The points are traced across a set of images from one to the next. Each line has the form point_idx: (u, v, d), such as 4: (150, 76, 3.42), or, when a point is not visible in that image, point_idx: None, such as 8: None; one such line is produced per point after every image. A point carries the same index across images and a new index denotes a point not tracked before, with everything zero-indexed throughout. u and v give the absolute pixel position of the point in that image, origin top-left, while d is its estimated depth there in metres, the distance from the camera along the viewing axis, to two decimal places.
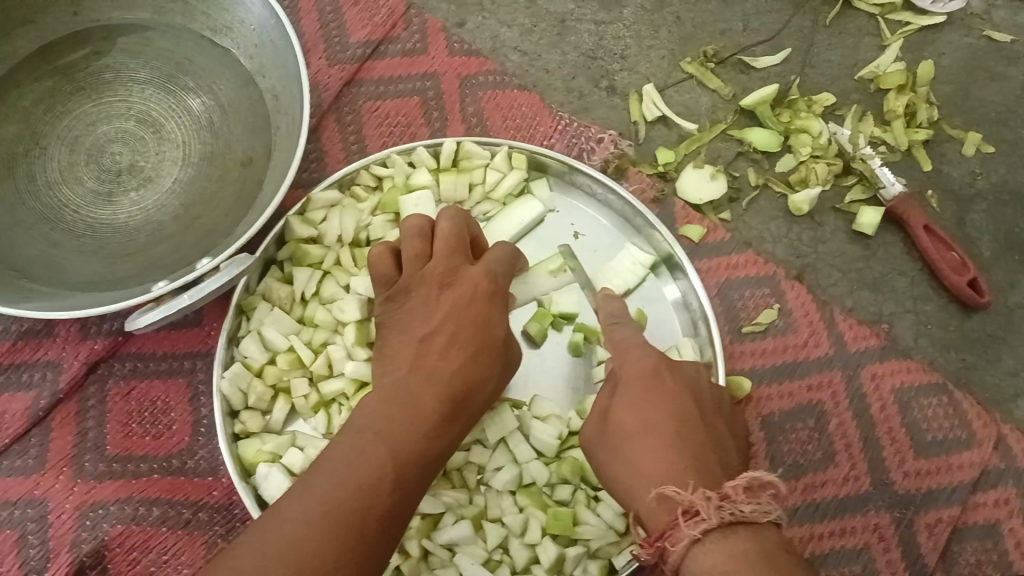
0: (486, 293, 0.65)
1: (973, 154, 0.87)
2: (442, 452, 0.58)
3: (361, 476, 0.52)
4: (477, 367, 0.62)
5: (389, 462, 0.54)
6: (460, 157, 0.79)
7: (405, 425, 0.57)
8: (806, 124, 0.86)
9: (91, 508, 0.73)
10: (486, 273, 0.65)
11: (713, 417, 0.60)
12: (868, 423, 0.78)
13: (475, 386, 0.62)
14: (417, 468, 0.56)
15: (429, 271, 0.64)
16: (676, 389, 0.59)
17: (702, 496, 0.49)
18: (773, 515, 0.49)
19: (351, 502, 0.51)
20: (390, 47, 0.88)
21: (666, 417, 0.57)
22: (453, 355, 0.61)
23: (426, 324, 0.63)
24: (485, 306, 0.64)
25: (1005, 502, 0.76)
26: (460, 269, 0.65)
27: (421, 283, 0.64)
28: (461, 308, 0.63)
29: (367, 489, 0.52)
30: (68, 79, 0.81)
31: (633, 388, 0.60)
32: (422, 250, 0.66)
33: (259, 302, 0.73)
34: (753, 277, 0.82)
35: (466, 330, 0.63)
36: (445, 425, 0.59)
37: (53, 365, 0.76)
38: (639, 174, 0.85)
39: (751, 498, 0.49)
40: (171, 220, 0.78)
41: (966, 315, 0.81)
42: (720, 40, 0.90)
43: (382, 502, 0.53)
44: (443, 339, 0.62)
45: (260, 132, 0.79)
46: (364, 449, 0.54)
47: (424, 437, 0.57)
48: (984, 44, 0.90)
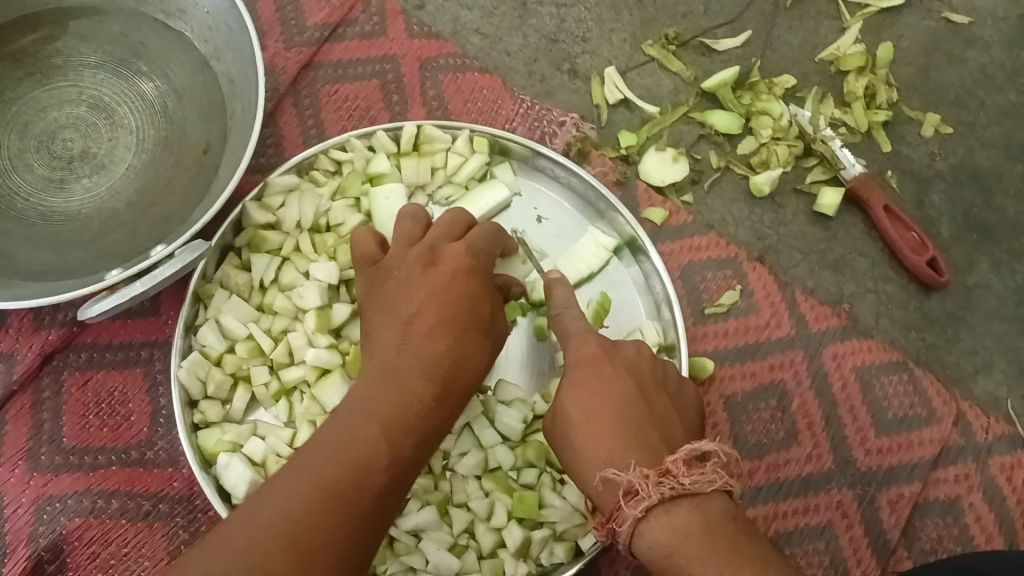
0: (470, 272, 0.61)
1: (931, 135, 0.87)
2: (435, 429, 0.57)
3: (351, 454, 0.51)
4: (468, 345, 0.60)
5: (380, 441, 0.53)
6: (421, 141, 0.79)
7: (396, 404, 0.55)
8: (766, 107, 0.86)
9: (48, 501, 0.72)
10: (470, 251, 0.62)
11: (655, 389, 0.58)
12: (830, 402, 0.79)
13: (467, 362, 0.60)
14: (409, 445, 0.54)
15: (411, 252, 0.62)
16: (615, 367, 0.58)
17: (640, 475, 0.49)
18: (720, 482, 0.49)
19: (343, 482, 0.50)
20: (349, 31, 0.87)
21: (605, 398, 0.55)
22: (442, 335, 0.59)
23: (410, 303, 0.60)
24: (472, 282, 0.61)
25: (964, 477, 0.78)
26: (443, 248, 0.62)
27: (401, 264, 0.62)
28: (447, 286, 0.60)
29: (358, 469, 0.51)
30: (16, 64, 0.79)
31: (573, 375, 0.59)
32: (417, 236, 0.64)
33: (217, 289, 0.72)
34: (715, 259, 0.82)
35: (453, 305, 0.60)
36: (437, 404, 0.57)
37: (6, 358, 0.74)
38: (602, 158, 0.85)
39: (694, 469, 0.49)
40: (125, 208, 0.76)
41: (925, 294, 0.82)
42: (682, 23, 0.90)
43: (376, 479, 0.52)
44: (430, 316, 0.59)
45: (216, 118, 0.77)
46: (354, 431, 0.53)
47: (416, 416, 0.55)
48: (943, 27, 0.91)
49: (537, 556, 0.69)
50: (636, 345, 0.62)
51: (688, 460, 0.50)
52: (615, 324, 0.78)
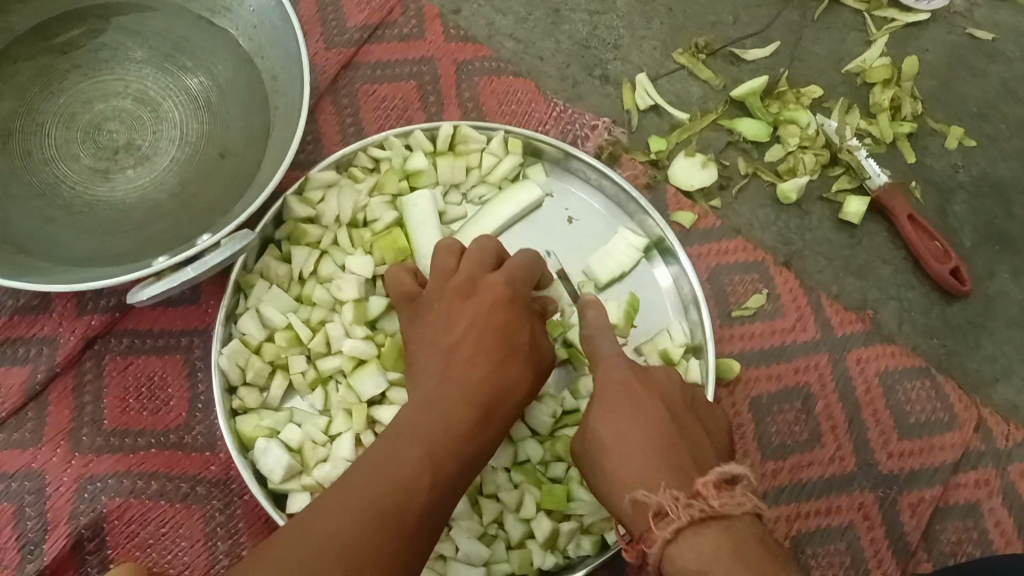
0: (506, 299, 0.65)
1: (955, 147, 0.89)
2: (475, 455, 0.58)
3: (397, 471, 0.53)
4: (506, 373, 0.62)
5: (424, 460, 0.54)
6: (457, 141, 0.80)
7: (439, 426, 0.57)
8: (794, 116, 0.88)
9: (89, 480, 0.73)
10: (506, 279, 0.65)
11: (685, 412, 0.60)
12: (854, 405, 0.80)
13: (505, 390, 0.62)
14: (450, 466, 0.55)
15: (448, 285, 0.66)
16: (645, 388, 0.59)
17: (670, 497, 0.49)
18: (748, 504, 0.49)
19: (390, 495, 0.52)
20: (387, 32, 0.89)
21: (636, 422, 0.56)
22: (480, 362, 0.61)
23: (449, 335, 0.63)
24: (507, 311, 0.64)
25: (984, 482, 0.79)
26: (478, 278, 0.66)
27: (440, 299, 0.65)
28: (484, 315, 0.64)
29: (405, 483, 0.53)
30: (65, 57, 0.81)
31: (605, 396, 0.60)
32: (451, 268, 0.67)
33: (258, 279, 0.74)
34: (742, 263, 0.84)
35: (491, 334, 0.63)
36: (478, 428, 0.59)
37: (50, 341, 0.76)
38: (633, 161, 0.87)
39: (724, 492, 0.49)
40: (167, 198, 0.78)
41: (947, 303, 0.84)
42: (711, 32, 0.92)
43: (422, 496, 0.53)
44: (469, 345, 0.62)
45: (258, 113, 0.79)
46: (400, 451, 0.55)
47: (458, 440, 0.57)
48: (966, 41, 0.93)
49: (564, 548, 0.70)
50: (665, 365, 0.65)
51: (717, 483, 0.49)
52: (643, 324, 0.79)
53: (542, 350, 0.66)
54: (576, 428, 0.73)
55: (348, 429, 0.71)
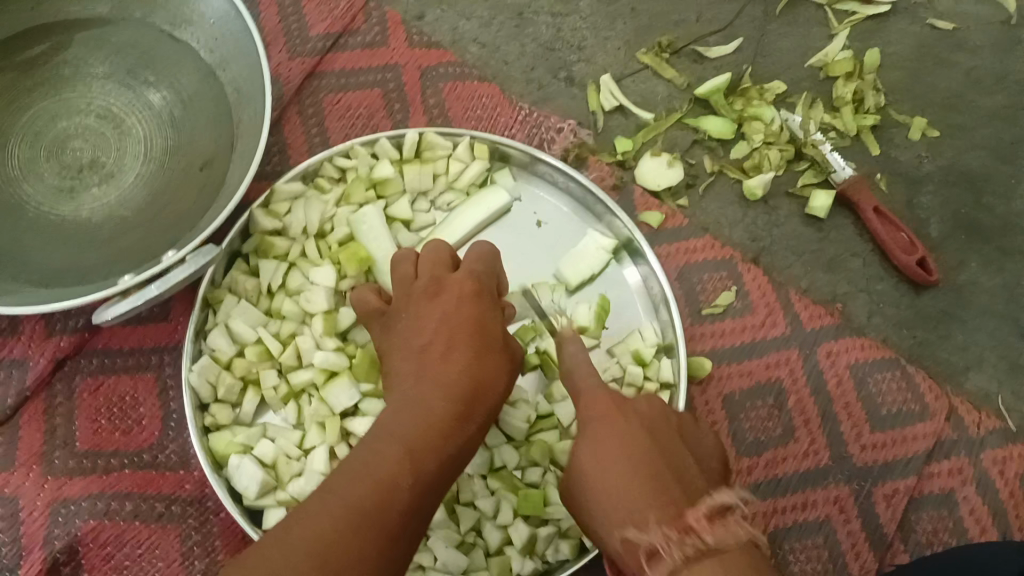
0: (474, 292, 0.64)
1: (919, 138, 0.90)
2: (456, 452, 0.57)
3: (377, 472, 0.52)
4: (483, 367, 0.61)
5: (404, 460, 0.53)
6: (423, 148, 0.80)
7: (417, 425, 0.56)
8: (759, 112, 0.88)
9: (62, 504, 0.73)
10: (469, 275, 0.66)
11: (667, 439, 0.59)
12: (826, 399, 0.81)
13: (483, 384, 0.61)
14: (431, 465, 0.54)
15: (415, 289, 0.66)
16: (629, 419, 0.59)
17: (662, 535, 0.48)
18: (737, 538, 0.49)
19: (371, 499, 0.50)
20: (350, 41, 0.89)
21: (627, 455, 0.55)
22: (455, 356, 0.61)
23: (421, 334, 0.62)
24: (478, 305, 0.64)
25: (957, 471, 0.80)
26: (444, 276, 0.65)
27: (410, 301, 0.65)
28: (455, 311, 0.63)
29: (384, 485, 0.51)
30: (25, 74, 0.80)
31: (587, 428, 0.59)
32: (412, 276, 0.67)
33: (226, 295, 0.74)
34: (712, 261, 0.84)
35: (463, 329, 0.62)
36: (458, 425, 0.58)
37: (19, 363, 0.75)
38: (600, 162, 0.87)
39: (712, 525, 0.49)
40: (134, 215, 0.78)
41: (916, 293, 0.85)
42: (675, 31, 0.92)
43: (404, 496, 0.52)
44: (442, 341, 0.61)
45: (222, 126, 0.79)
46: (379, 450, 0.54)
47: (438, 437, 0.56)
48: (928, 33, 0.94)
49: (542, 553, 0.70)
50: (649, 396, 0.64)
51: (707, 517, 0.49)
52: (615, 325, 0.80)
53: (513, 347, 0.66)
54: (551, 432, 0.74)
55: (322, 441, 0.70)
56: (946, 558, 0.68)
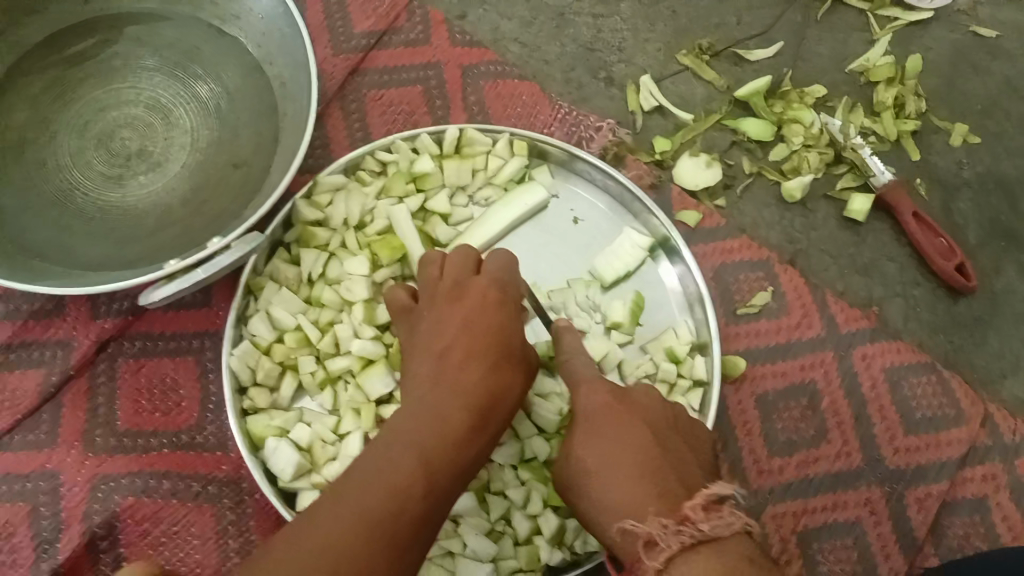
0: (495, 300, 0.66)
1: (960, 144, 0.89)
2: (468, 465, 0.58)
3: (389, 480, 0.53)
4: (499, 377, 0.62)
5: (418, 469, 0.54)
6: (463, 143, 0.81)
7: (432, 434, 0.57)
8: (798, 115, 0.88)
9: (103, 481, 0.75)
10: (492, 282, 0.67)
11: (669, 433, 0.59)
12: (860, 401, 0.81)
13: (500, 394, 0.62)
14: (444, 476, 0.55)
15: (436, 292, 0.67)
16: (630, 415, 0.59)
17: (658, 524, 0.48)
18: (738, 525, 0.48)
19: (386, 504, 0.52)
20: (393, 38, 0.90)
21: (621, 450, 0.56)
22: (472, 364, 0.61)
23: (440, 338, 0.63)
24: (497, 313, 0.65)
25: (991, 477, 0.79)
26: (465, 283, 0.66)
27: (434, 303, 0.67)
28: (474, 316, 0.64)
29: (397, 492, 0.53)
30: (78, 66, 0.82)
31: (587, 422, 0.60)
32: (438, 276, 0.68)
33: (268, 282, 0.75)
34: (748, 261, 0.84)
35: (482, 337, 0.63)
36: (472, 434, 0.59)
37: (64, 344, 0.78)
38: (637, 162, 0.87)
39: (712, 514, 0.48)
40: (179, 203, 0.80)
41: (953, 299, 0.84)
42: (715, 34, 0.93)
43: (415, 506, 0.53)
44: (461, 348, 0.62)
45: (266, 118, 0.81)
46: (392, 457, 0.55)
47: (451, 446, 0.57)
48: (969, 40, 0.93)
49: (571, 543, 0.71)
50: (647, 389, 0.64)
51: (705, 504, 0.49)
52: (650, 322, 0.80)
53: (531, 356, 0.67)
54: None
55: (357, 428, 0.72)
56: (968, 565, 0.68)
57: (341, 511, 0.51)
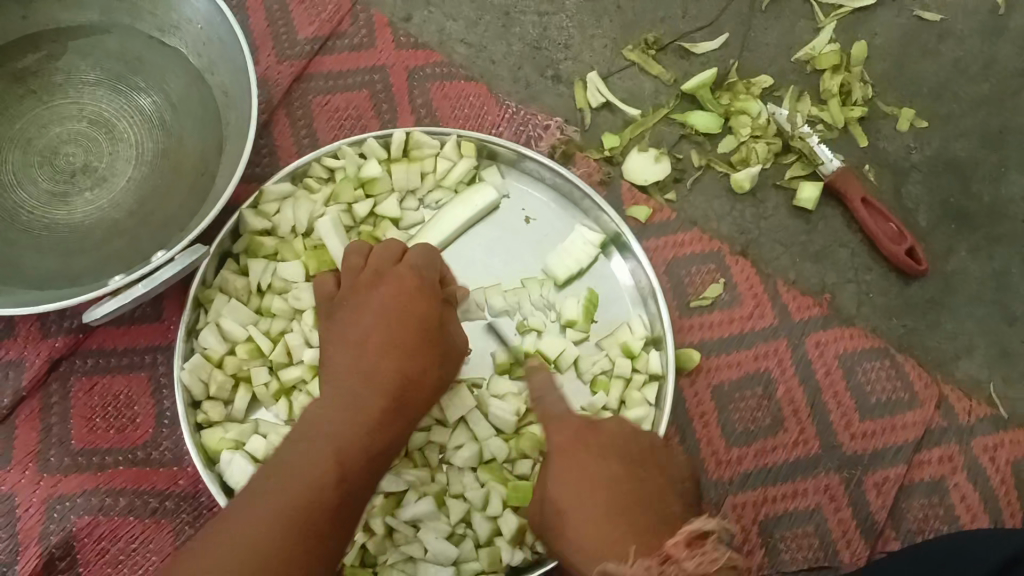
0: (414, 285, 0.65)
1: (907, 129, 0.90)
2: (383, 450, 0.59)
3: (301, 475, 0.54)
4: (416, 361, 0.63)
5: (330, 459, 0.56)
6: (411, 146, 0.81)
7: (345, 423, 0.58)
8: (745, 106, 0.89)
9: (58, 500, 0.74)
10: (411, 266, 0.66)
11: (643, 466, 0.59)
12: (814, 388, 0.81)
13: (418, 377, 0.63)
14: (358, 462, 0.57)
15: (357, 280, 0.66)
16: (603, 452, 0.59)
17: (641, 565, 0.48)
18: (723, 560, 0.48)
19: (297, 499, 0.53)
20: (338, 43, 0.90)
21: (595, 487, 0.56)
22: (388, 351, 0.62)
23: (358, 327, 0.64)
24: (417, 296, 0.65)
25: (948, 458, 0.80)
26: (384, 269, 0.66)
27: (352, 293, 0.66)
28: (391, 302, 0.64)
29: (313, 484, 0.54)
30: (19, 83, 0.81)
31: (559, 464, 0.59)
32: (361, 264, 0.67)
33: (217, 294, 0.75)
34: (699, 253, 0.85)
35: (400, 320, 0.63)
36: (388, 420, 0.60)
37: (15, 364, 0.77)
38: (587, 158, 0.88)
39: (696, 550, 0.48)
40: (127, 217, 0.79)
41: (905, 283, 0.85)
42: (661, 27, 0.93)
43: (330, 497, 0.54)
44: (379, 335, 0.63)
45: (211, 129, 0.80)
46: (304, 452, 0.56)
47: (366, 435, 0.58)
48: (915, 24, 0.94)
49: (531, 543, 0.71)
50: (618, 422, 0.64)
51: (688, 541, 0.49)
52: (604, 318, 0.80)
53: (455, 340, 0.67)
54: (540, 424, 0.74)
55: None
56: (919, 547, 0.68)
57: (253, 515, 0.52)
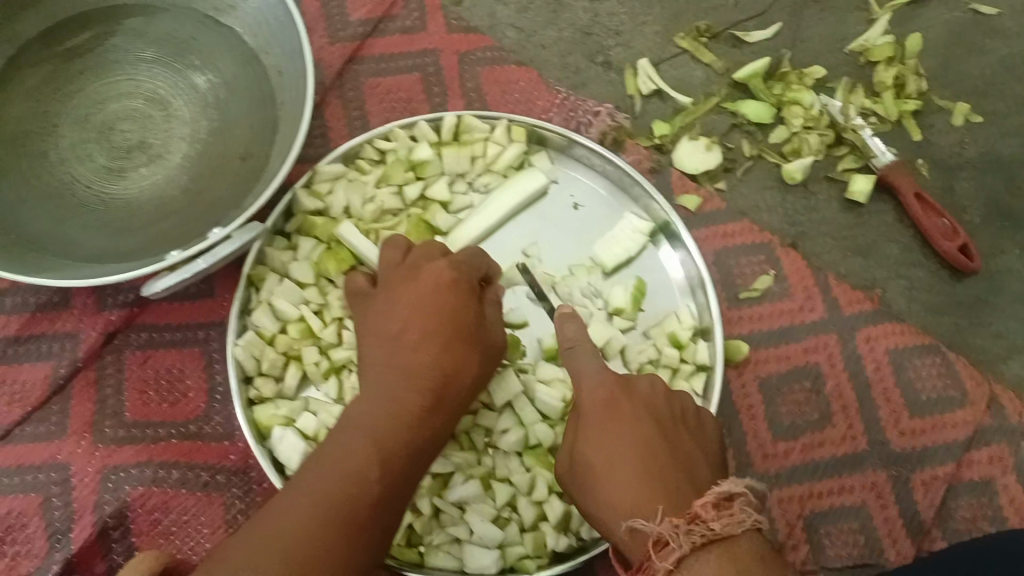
0: (447, 281, 0.64)
1: (962, 124, 0.89)
2: (425, 443, 0.59)
3: (344, 469, 0.55)
4: (454, 355, 0.62)
5: (372, 453, 0.56)
6: (461, 130, 0.81)
7: (390, 416, 0.58)
8: (798, 96, 0.88)
9: (113, 471, 0.75)
10: (448, 264, 0.65)
11: (671, 424, 0.59)
12: (863, 384, 0.81)
13: (457, 373, 0.62)
14: (400, 456, 0.57)
15: (393, 278, 0.66)
16: (630, 408, 0.59)
17: (669, 524, 0.48)
18: (749, 522, 0.48)
19: (336, 495, 0.53)
20: (390, 26, 0.90)
21: (621, 444, 0.55)
22: (426, 345, 0.62)
23: (394, 322, 0.63)
24: (452, 292, 0.64)
25: (997, 459, 0.79)
26: (422, 265, 0.66)
27: (387, 286, 0.66)
28: (429, 298, 0.63)
29: (352, 479, 0.54)
30: (77, 58, 0.82)
31: (587, 420, 0.59)
32: (399, 259, 0.68)
33: (268, 273, 0.75)
34: (749, 245, 0.84)
35: (436, 317, 0.63)
36: (427, 415, 0.60)
37: (71, 336, 0.78)
38: (636, 146, 0.87)
39: (722, 512, 0.48)
40: (181, 195, 0.80)
41: (957, 280, 0.84)
42: (713, 16, 0.92)
43: (371, 489, 0.55)
44: (415, 329, 0.63)
45: (265, 108, 0.80)
46: (348, 444, 0.57)
47: (406, 428, 0.58)
48: (969, 18, 0.93)
49: (577, 529, 0.71)
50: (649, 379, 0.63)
51: (716, 503, 0.48)
52: (652, 307, 0.80)
53: (493, 334, 0.66)
54: None
55: None
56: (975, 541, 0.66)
57: (299, 502, 0.53)
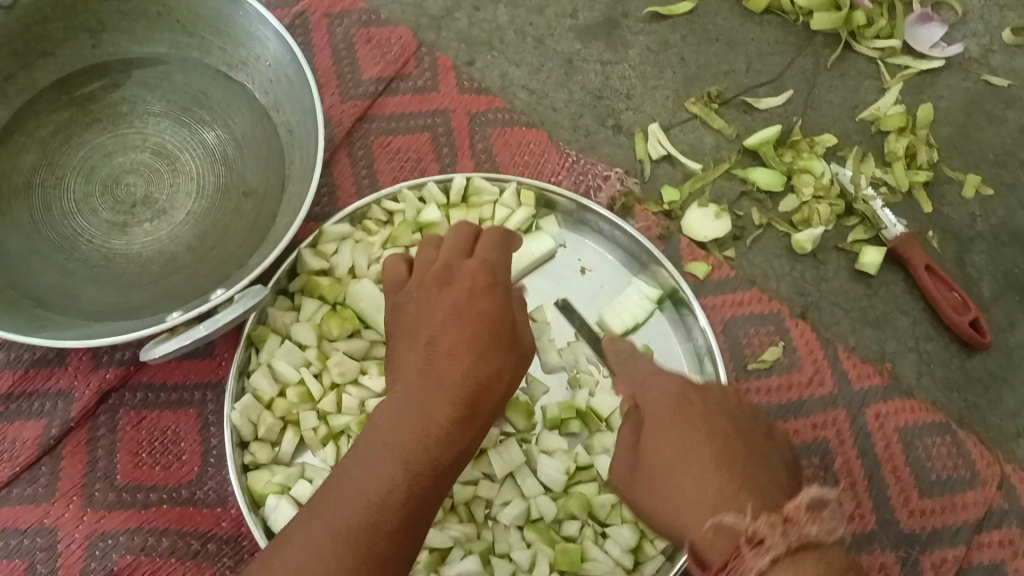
0: (484, 285, 0.63)
1: (973, 195, 0.88)
2: (457, 455, 0.56)
3: (365, 495, 0.52)
4: (488, 364, 0.60)
5: (397, 472, 0.53)
6: (470, 192, 0.80)
7: (415, 433, 0.55)
8: (808, 165, 0.87)
9: (101, 538, 0.73)
10: (483, 266, 0.64)
11: (744, 423, 0.59)
12: (873, 461, 0.79)
13: (490, 380, 0.59)
14: (426, 475, 0.54)
15: (428, 279, 0.64)
16: (704, 409, 0.59)
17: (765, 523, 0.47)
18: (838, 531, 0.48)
19: (357, 521, 0.51)
20: (402, 85, 0.90)
21: (695, 437, 0.55)
22: (460, 353, 0.59)
23: (428, 327, 0.61)
24: (488, 297, 0.62)
25: (1008, 542, 0.77)
26: (456, 267, 0.64)
27: (421, 288, 0.64)
28: (464, 301, 0.61)
29: (374, 504, 0.52)
30: (84, 111, 0.82)
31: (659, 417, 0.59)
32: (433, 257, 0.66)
33: (269, 335, 0.74)
34: (757, 314, 0.83)
35: (471, 323, 0.60)
36: (460, 428, 0.57)
37: (64, 395, 0.76)
38: (645, 212, 0.86)
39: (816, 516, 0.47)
40: (184, 252, 0.79)
41: (967, 354, 0.83)
42: (724, 81, 0.92)
43: (391, 518, 0.52)
44: (449, 335, 0.60)
45: (272, 165, 0.80)
46: (371, 466, 0.54)
47: (435, 444, 0.55)
48: (981, 88, 0.92)
49: None
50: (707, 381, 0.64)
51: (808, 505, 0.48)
52: None
53: (524, 339, 0.65)
54: (589, 484, 0.73)
55: None
56: None
57: (319, 528, 0.51)
